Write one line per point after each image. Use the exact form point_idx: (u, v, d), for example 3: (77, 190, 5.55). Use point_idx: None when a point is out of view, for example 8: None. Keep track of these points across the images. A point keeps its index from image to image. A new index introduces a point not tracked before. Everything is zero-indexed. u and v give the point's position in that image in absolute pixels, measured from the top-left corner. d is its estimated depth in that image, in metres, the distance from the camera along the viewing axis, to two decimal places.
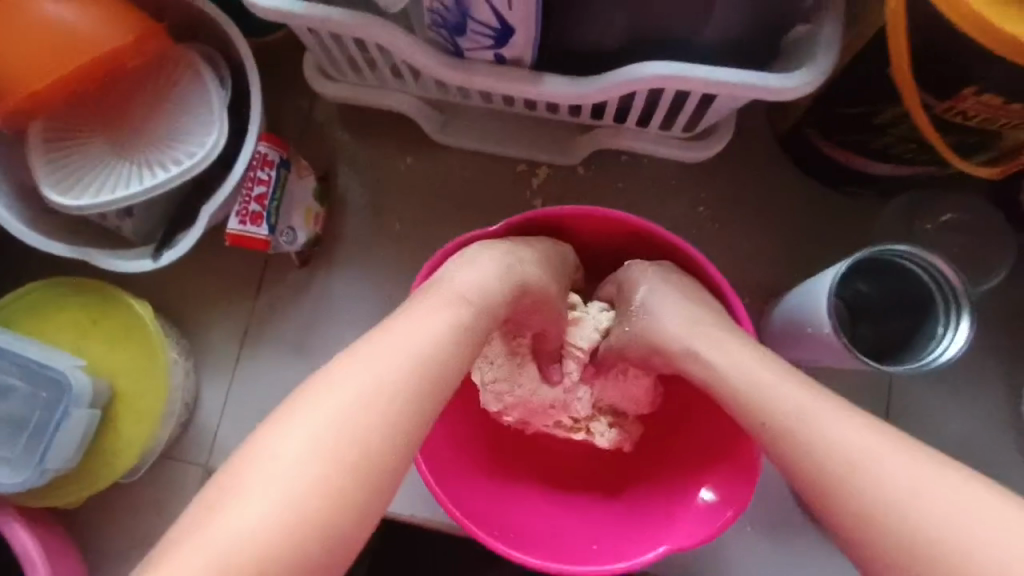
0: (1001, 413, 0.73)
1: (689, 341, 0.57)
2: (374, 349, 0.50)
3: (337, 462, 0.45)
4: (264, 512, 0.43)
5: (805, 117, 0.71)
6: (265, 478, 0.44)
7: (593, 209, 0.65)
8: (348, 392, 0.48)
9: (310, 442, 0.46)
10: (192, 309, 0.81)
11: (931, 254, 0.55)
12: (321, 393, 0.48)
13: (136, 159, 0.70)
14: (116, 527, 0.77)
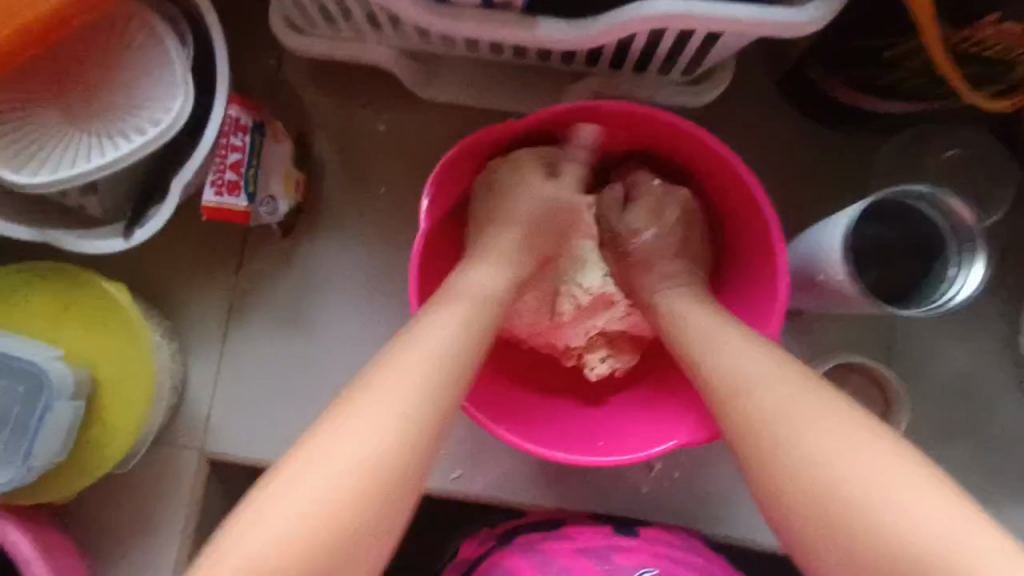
0: (1000, 347, 0.74)
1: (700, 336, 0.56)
2: (373, 393, 0.48)
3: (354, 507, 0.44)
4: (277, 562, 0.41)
5: (808, 59, 0.67)
6: (283, 520, 0.42)
7: (622, 107, 0.62)
8: (371, 428, 0.46)
9: (327, 481, 0.44)
10: (171, 288, 0.77)
11: (947, 193, 0.54)
12: (345, 423, 0.46)
13: (96, 128, 0.64)
14: (113, 517, 0.74)
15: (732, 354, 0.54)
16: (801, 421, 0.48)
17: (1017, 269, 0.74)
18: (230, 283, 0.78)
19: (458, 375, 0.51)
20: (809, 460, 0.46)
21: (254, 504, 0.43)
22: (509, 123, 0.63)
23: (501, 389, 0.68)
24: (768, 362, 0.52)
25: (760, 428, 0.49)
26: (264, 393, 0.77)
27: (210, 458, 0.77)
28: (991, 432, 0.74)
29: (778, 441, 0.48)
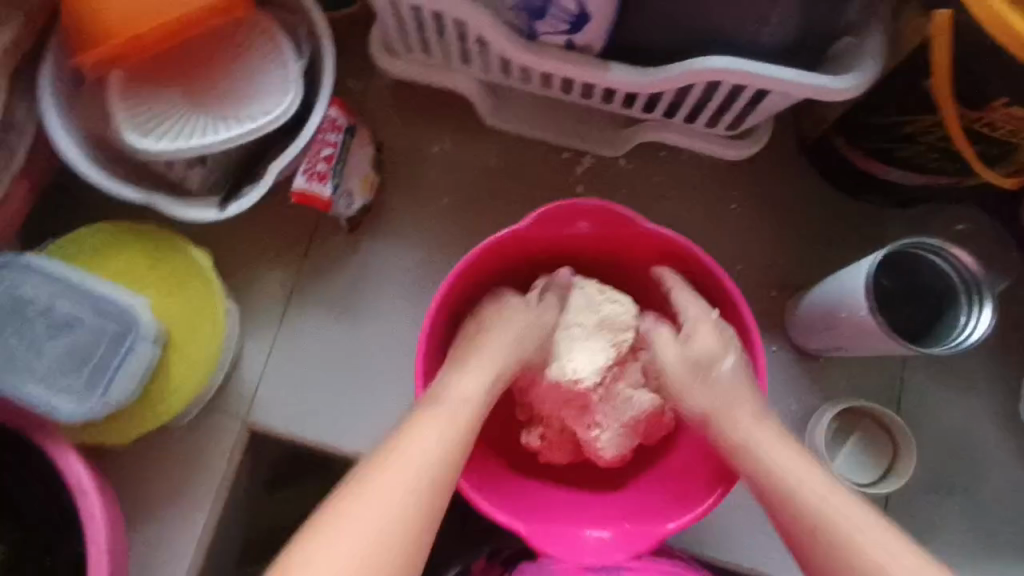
0: (998, 411, 0.79)
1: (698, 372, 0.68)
2: (423, 431, 0.59)
3: (407, 539, 0.55)
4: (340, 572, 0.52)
5: (836, 128, 0.77)
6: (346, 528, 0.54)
7: (708, 261, 0.69)
8: (415, 467, 0.57)
9: (388, 508, 0.55)
10: (240, 267, 0.84)
11: (950, 244, 0.63)
12: (383, 479, 0.57)
13: (213, 112, 0.73)
14: (151, 473, 0.78)
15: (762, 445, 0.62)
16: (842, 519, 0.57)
17: (1015, 340, 0.80)
18: (294, 269, 0.84)
19: (470, 427, 0.61)
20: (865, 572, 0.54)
21: (324, 516, 0.55)
22: (577, 207, 0.69)
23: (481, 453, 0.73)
24: (795, 453, 0.61)
25: (820, 528, 0.57)
26: (310, 373, 0.83)
27: (251, 429, 0.81)
28: (987, 489, 0.78)
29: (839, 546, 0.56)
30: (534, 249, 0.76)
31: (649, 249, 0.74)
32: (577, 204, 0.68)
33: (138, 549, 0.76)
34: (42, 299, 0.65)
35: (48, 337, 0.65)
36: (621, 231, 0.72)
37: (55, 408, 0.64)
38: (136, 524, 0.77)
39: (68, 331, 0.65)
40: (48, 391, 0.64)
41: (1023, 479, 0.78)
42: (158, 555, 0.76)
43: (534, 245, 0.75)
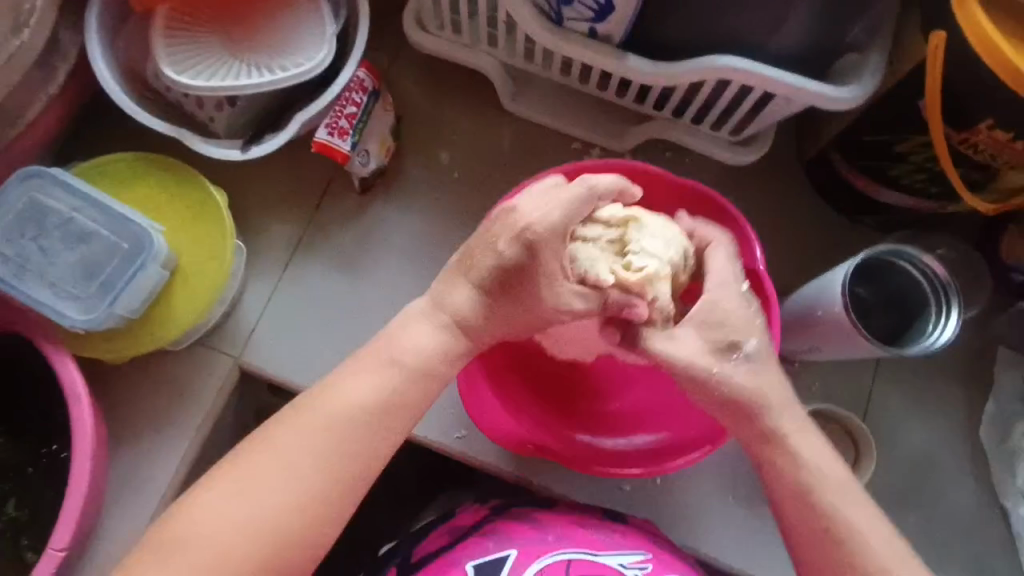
0: (961, 431, 0.83)
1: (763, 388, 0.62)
2: (343, 378, 0.61)
3: (307, 488, 0.57)
4: (236, 512, 0.56)
5: (832, 146, 0.81)
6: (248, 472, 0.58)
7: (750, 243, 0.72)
8: (326, 413, 0.59)
9: (253, 499, 0.57)
10: (251, 212, 0.87)
11: (925, 255, 0.66)
12: (254, 468, 0.58)
13: (248, 60, 0.77)
14: (139, 398, 0.80)
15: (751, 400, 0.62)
16: (826, 472, 0.61)
17: (982, 365, 0.84)
18: (303, 220, 0.87)
19: (362, 431, 0.60)
20: (829, 520, 0.60)
21: (237, 456, 0.59)
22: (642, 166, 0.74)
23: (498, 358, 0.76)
24: (848, 488, 0.61)
25: (813, 508, 0.60)
26: (307, 321, 0.85)
27: (241, 367, 0.83)
28: (943, 504, 0.81)
29: (813, 493, 0.61)
30: None
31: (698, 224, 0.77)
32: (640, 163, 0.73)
33: (117, 468, 0.78)
34: (62, 210, 0.68)
35: (62, 247, 0.68)
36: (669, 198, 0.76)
37: (61, 313, 0.66)
38: (118, 444, 0.78)
39: (82, 243, 0.68)
40: (57, 298, 0.66)
41: (977, 499, 0.81)
42: (135, 480, 0.78)
43: None
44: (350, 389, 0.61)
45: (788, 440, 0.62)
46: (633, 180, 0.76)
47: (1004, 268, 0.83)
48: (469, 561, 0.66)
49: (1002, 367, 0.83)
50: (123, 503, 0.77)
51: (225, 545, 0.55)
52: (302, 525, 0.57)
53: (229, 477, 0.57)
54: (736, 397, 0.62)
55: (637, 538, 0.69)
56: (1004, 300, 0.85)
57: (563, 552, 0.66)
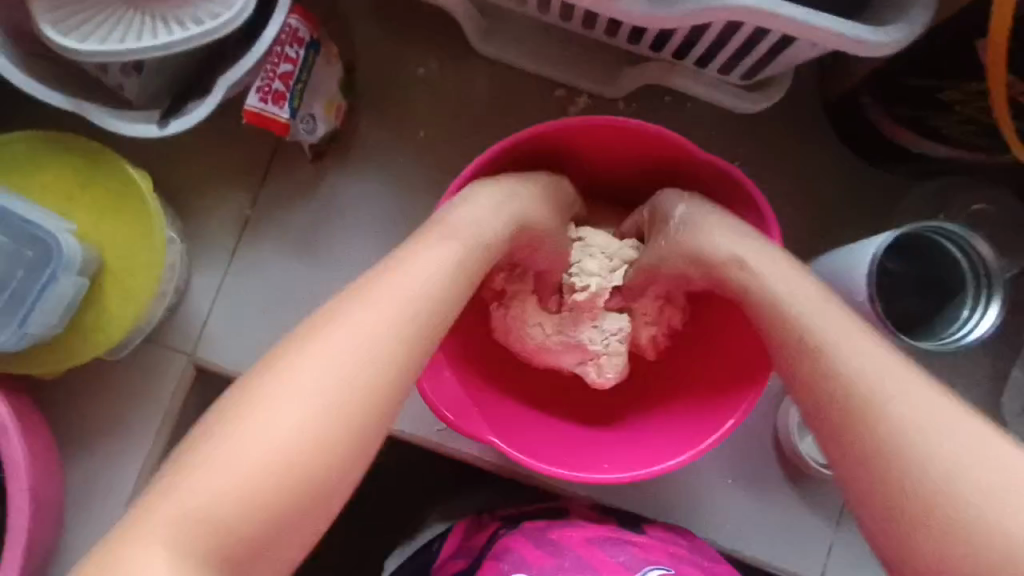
0: (982, 404, 0.76)
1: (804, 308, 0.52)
2: (405, 269, 0.51)
3: (370, 383, 0.48)
4: (288, 405, 0.46)
5: (862, 87, 0.68)
6: (311, 359, 0.47)
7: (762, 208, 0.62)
8: (393, 296, 0.50)
9: (249, 464, 0.44)
10: (189, 188, 0.76)
11: (974, 235, 0.57)
12: (248, 424, 0.45)
13: (151, 12, 0.63)
14: (87, 405, 0.73)
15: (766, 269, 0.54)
16: (862, 347, 0.49)
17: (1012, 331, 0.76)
18: (250, 195, 0.77)
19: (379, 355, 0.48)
20: (892, 423, 0.46)
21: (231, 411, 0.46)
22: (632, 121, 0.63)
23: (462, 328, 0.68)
24: (933, 398, 0.47)
25: (887, 426, 0.46)
26: (262, 312, 0.77)
27: (198, 365, 0.76)
28: None
29: (874, 407, 0.47)
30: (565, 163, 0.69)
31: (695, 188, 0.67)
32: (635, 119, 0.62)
33: (73, 481, 0.73)
34: None
35: None
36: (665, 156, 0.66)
37: None
38: (71, 455, 0.73)
39: None
40: None
41: None
42: (96, 490, 0.73)
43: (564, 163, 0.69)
44: (353, 331, 0.48)
45: (829, 357, 0.49)
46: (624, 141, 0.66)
47: None
48: None
49: None
50: (85, 515, 0.73)
51: (252, 430, 0.45)
52: (367, 433, 0.47)
53: (279, 375, 0.47)
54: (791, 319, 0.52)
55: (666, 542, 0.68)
56: None
57: None
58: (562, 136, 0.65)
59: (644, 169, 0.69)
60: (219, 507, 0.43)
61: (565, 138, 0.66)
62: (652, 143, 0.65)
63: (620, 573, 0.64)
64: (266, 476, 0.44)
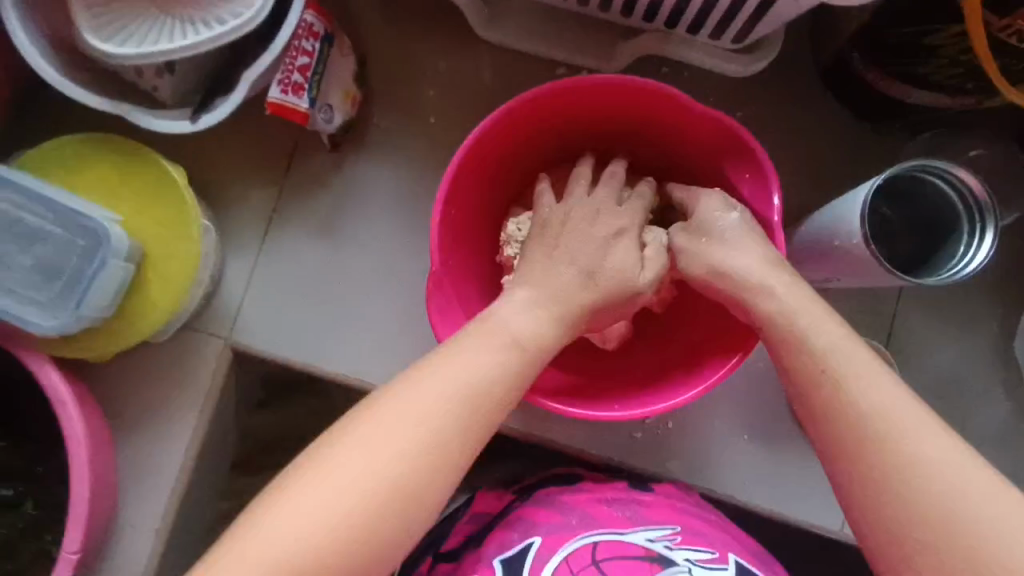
0: (992, 348, 0.78)
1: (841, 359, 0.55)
2: (468, 347, 0.57)
3: (465, 429, 0.55)
4: (389, 448, 0.53)
5: (851, 41, 0.71)
6: (412, 410, 0.54)
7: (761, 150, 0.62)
8: (436, 391, 0.55)
9: (293, 540, 0.51)
10: (219, 183, 0.81)
11: (958, 168, 0.59)
12: (305, 490, 0.52)
13: (180, 16, 0.68)
14: (134, 388, 0.78)
15: (782, 292, 0.58)
16: (858, 376, 0.54)
17: (1016, 274, 0.78)
18: (274, 186, 0.82)
19: (421, 458, 0.54)
20: (908, 487, 0.51)
21: (294, 479, 0.53)
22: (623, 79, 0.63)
23: (474, 276, 0.71)
24: (951, 460, 0.51)
25: (902, 493, 0.51)
26: (292, 296, 0.81)
27: (234, 348, 0.81)
28: (974, 424, 0.77)
29: (896, 465, 0.52)
30: (563, 121, 0.70)
31: (695, 136, 0.68)
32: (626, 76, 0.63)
33: (124, 460, 0.78)
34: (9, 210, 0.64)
35: (17, 250, 0.64)
36: (661, 108, 0.67)
37: (27, 321, 0.62)
38: (121, 436, 0.78)
39: (36, 243, 0.64)
40: (20, 306, 0.63)
41: (1010, 418, 0.77)
42: (146, 468, 0.78)
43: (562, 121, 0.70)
44: (398, 420, 0.54)
45: (864, 410, 0.53)
46: (619, 96, 0.67)
47: None
48: (496, 555, 0.64)
49: None
50: (136, 492, 0.78)
51: (296, 501, 0.52)
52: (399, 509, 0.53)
53: (377, 421, 0.54)
54: (824, 359, 0.55)
55: (672, 499, 0.70)
56: None
57: (592, 533, 0.64)
58: (543, 101, 0.66)
59: (635, 117, 0.69)
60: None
61: (547, 102, 0.67)
62: (647, 96, 0.66)
63: (628, 526, 0.66)
64: (363, 508, 0.52)
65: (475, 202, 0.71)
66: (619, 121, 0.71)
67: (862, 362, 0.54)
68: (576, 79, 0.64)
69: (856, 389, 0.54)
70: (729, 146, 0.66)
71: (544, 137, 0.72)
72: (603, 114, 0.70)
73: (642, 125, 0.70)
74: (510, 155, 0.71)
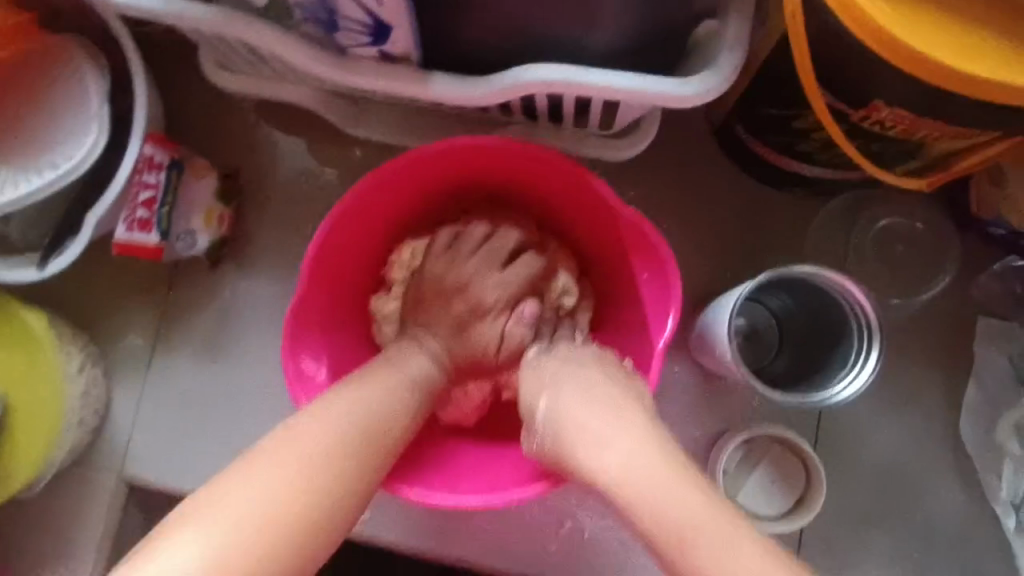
0: (939, 430, 0.69)
1: (682, 511, 0.45)
2: (365, 391, 0.55)
3: (367, 459, 0.52)
4: (295, 464, 0.49)
5: (733, 116, 0.64)
6: (288, 461, 0.49)
7: (665, 249, 0.60)
8: (351, 424, 0.52)
9: None
10: (98, 313, 0.78)
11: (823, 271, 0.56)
12: (168, 546, 0.45)
13: (16, 162, 0.65)
14: (31, 534, 0.77)
15: (624, 438, 0.49)
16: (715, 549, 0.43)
17: (958, 345, 0.70)
18: (155, 311, 0.79)
19: (328, 510, 0.49)
20: None
21: (164, 529, 0.46)
22: (538, 150, 0.61)
23: (348, 313, 0.68)
24: None
25: None
26: (183, 421, 0.79)
27: (129, 483, 0.78)
28: (925, 517, 0.69)
29: None
30: (469, 180, 0.68)
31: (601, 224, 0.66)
32: (535, 149, 0.61)
33: None
34: None
35: None
36: (568, 188, 0.65)
37: None
38: None
39: None
40: None
41: (965, 508, 0.68)
42: None
43: (467, 179, 0.67)
44: (297, 461, 0.49)
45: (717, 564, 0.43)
46: (527, 166, 0.64)
47: (978, 223, 0.67)
48: None
49: (982, 344, 0.69)
50: None
51: (159, 557, 0.44)
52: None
53: (283, 440, 0.50)
54: (663, 523, 0.45)
55: None
56: (981, 258, 0.69)
57: None
58: (457, 161, 0.65)
59: (540, 196, 0.68)
60: None
61: (461, 159, 0.65)
62: (557, 175, 0.64)
63: None
64: None
65: (365, 234, 0.67)
66: (524, 194, 0.68)
67: (706, 513, 0.44)
68: (492, 138, 0.61)
69: (694, 525, 0.44)
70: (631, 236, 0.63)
71: (448, 192, 0.69)
72: (509, 181, 0.67)
73: (545, 199, 0.68)
74: (412, 202, 0.68)
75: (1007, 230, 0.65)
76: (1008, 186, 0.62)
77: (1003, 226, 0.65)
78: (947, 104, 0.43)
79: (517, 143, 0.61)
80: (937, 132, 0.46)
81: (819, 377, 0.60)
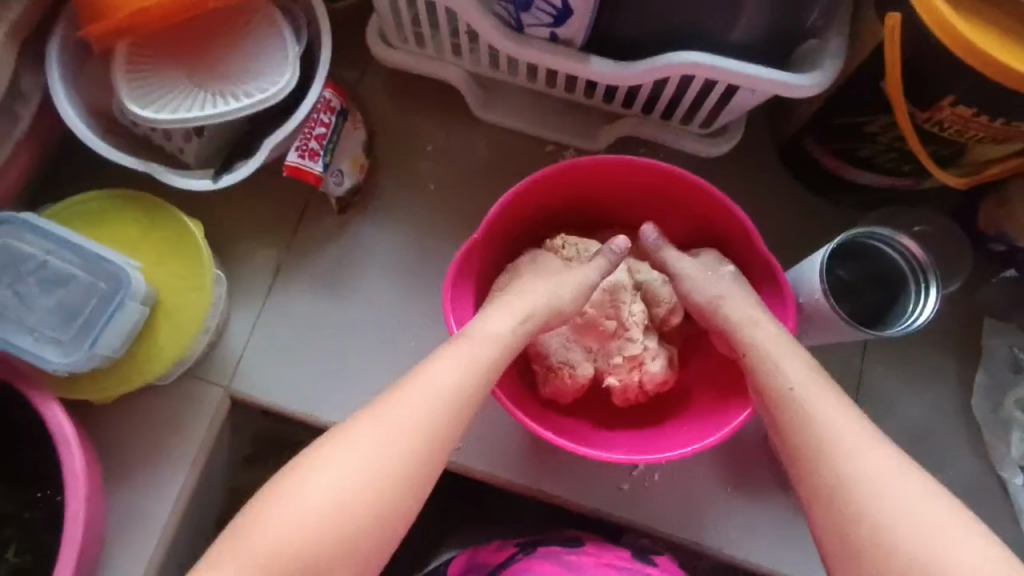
0: (953, 406, 0.83)
1: (789, 366, 0.64)
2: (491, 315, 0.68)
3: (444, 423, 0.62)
4: (387, 435, 0.60)
5: (806, 130, 0.81)
6: (433, 383, 0.63)
7: (763, 249, 0.73)
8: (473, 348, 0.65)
9: (339, 479, 0.59)
10: (231, 240, 0.87)
11: (901, 234, 0.71)
12: (347, 438, 0.61)
13: (214, 89, 0.76)
14: (135, 435, 0.81)
15: (754, 313, 0.69)
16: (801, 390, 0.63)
17: (968, 337, 0.85)
18: (283, 245, 0.88)
19: (457, 414, 0.63)
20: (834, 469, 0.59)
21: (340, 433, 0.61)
22: (653, 165, 0.75)
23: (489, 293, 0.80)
24: (873, 451, 0.59)
25: (823, 467, 0.59)
26: (295, 348, 0.85)
27: (233, 397, 0.84)
28: (940, 478, 0.82)
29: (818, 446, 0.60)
30: (596, 194, 0.81)
31: (709, 225, 0.79)
32: (655, 163, 0.75)
33: (117, 505, 0.79)
34: (37, 255, 0.69)
35: (38, 292, 0.68)
36: (678, 195, 0.78)
37: (42, 358, 0.67)
38: (115, 481, 0.79)
39: (59, 286, 0.69)
40: (37, 344, 0.67)
41: (975, 472, 0.82)
42: (135, 516, 0.79)
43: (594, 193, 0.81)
44: (434, 380, 0.63)
45: (797, 408, 0.62)
46: (646, 179, 0.78)
47: (984, 240, 0.83)
48: None
49: (988, 337, 0.84)
50: (124, 538, 0.78)
51: (341, 447, 0.60)
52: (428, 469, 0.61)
53: (378, 414, 0.62)
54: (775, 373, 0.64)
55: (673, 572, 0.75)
56: (987, 269, 0.86)
57: None
58: (585, 177, 0.78)
59: (653, 203, 0.81)
60: (317, 512, 0.58)
61: (596, 173, 0.78)
62: (671, 184, 0.77)
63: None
64: (389, 472, 0.60)
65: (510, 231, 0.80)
66: (641, 202, 0.81)
67: (803, 370, 0.64)
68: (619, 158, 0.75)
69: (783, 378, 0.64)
70: (735, 234, 0.76)
71: (577, 204, 0.82)
72: (629, 194, 0.81)
73: (658, 205, 0.81)
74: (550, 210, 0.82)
75: (1007, 245, 0.81)
76: (1010, 206, 0.80)
77: (1004, 242, 0.81)
78: (993, 105, 0.60)
79: (636, 162, 0.75)
80: (983, 132, 0.64)
81: (887, 323, 0.73)
